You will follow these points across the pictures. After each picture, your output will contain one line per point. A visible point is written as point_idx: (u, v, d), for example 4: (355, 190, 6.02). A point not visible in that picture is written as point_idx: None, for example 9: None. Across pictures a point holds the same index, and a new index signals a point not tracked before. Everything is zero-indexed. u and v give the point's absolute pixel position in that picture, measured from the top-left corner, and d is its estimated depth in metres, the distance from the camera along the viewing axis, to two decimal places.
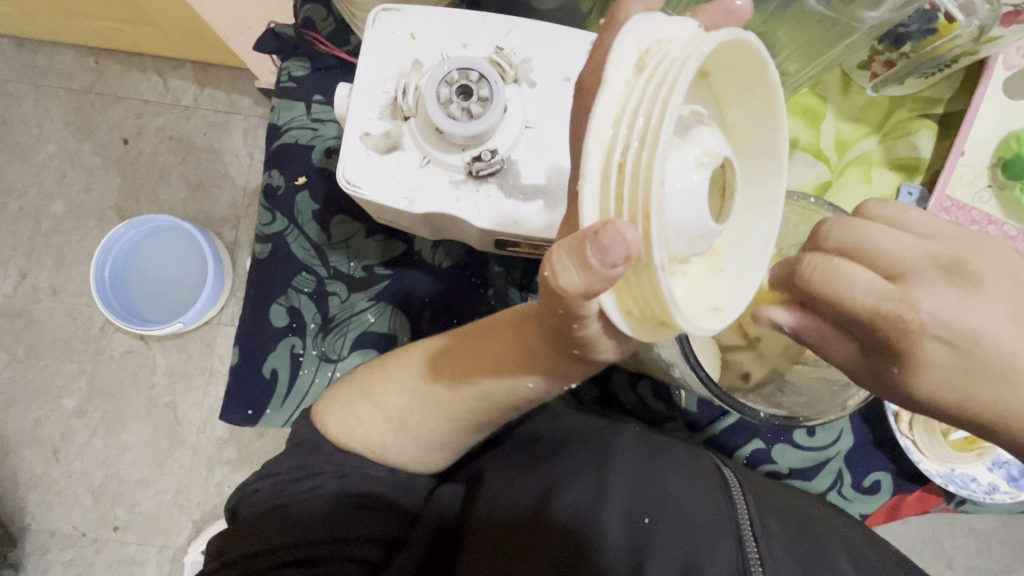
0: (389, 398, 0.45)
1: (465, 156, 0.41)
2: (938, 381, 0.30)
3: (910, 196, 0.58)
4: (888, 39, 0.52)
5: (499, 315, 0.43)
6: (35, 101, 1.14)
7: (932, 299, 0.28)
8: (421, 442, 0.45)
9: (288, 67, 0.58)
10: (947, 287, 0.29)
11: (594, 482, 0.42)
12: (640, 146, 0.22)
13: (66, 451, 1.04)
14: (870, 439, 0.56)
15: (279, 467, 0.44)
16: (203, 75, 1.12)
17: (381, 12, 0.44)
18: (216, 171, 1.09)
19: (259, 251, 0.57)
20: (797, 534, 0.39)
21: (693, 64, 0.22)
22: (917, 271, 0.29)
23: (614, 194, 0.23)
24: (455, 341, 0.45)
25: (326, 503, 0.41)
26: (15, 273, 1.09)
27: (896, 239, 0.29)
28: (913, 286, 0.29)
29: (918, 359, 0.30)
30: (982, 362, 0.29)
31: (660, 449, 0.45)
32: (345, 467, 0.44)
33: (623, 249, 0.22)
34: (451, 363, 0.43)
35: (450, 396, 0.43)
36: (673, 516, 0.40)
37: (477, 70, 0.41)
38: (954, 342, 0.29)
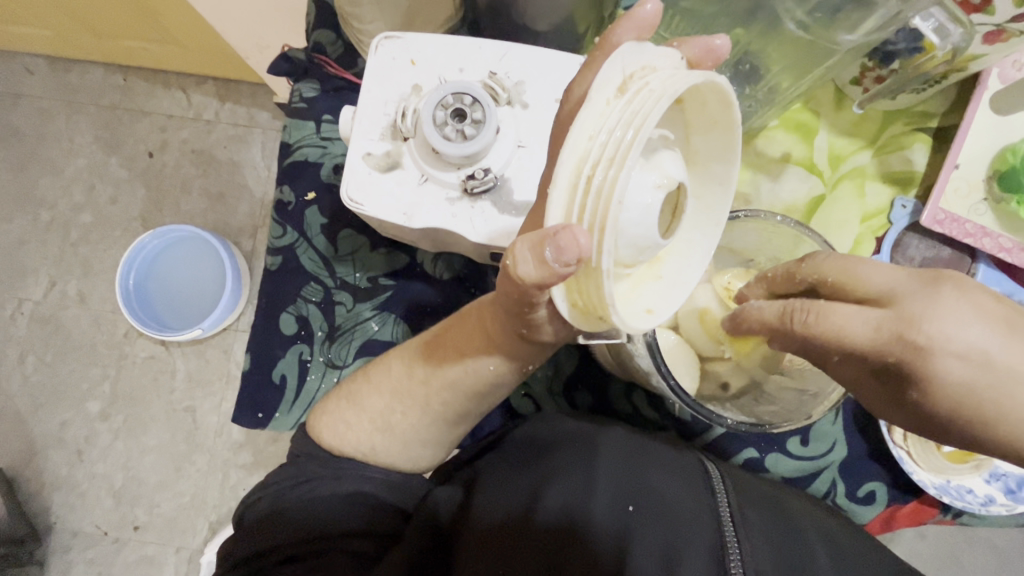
0: (371, 402, 0.48)
1: (460, 174, 0.44)
2: (959, 398, 0.30)
3: (903, 209, 0.59)
4: (877, 56, 0.52)
5: (465, 309, 0.47)
6: (66, 117, 1.20)
7: (934, 317, 0.29)
8: (410, 440, 0.48)
9: (298, 89, 0.61)
10: (944, 300, 0.30)
11: (581, 477, 0.44)
12: (609, 165, 0.24)
13: (90, 453, 1.09)
14: (865, 450, 0.57)
15: (276, 478, 0.46)
16: (224, 91, 1.17)
17: (384, 40, 0.46)
18: (235, 183, 1.14)
19: (270, 263, 0.60)
20: (774, 522, 0.41)
21: (667, 100, 0.24)
22: (903, 292, 0.31)
23: (578, 202, 0.25)
24: (428, 338, 0.48)
25: (320, 504, 0.43)
26: (46, 280, 1.14)
27: (873, 268, 0.32)
28: (905, 307, 0.30)
29: (933, 379, 0.30)
30: (998, 373, 0.29)
31: (644, 447, 0.47)
32: (340, 467, 0.46)
33: (577, 252, 0.24)
34: (426, 359, 0.46)
35: (424, 390, 0.46)
36: (657, 508, 0.42)
37: (471, 94, 0.43)
38: (966, 355, 0.29)
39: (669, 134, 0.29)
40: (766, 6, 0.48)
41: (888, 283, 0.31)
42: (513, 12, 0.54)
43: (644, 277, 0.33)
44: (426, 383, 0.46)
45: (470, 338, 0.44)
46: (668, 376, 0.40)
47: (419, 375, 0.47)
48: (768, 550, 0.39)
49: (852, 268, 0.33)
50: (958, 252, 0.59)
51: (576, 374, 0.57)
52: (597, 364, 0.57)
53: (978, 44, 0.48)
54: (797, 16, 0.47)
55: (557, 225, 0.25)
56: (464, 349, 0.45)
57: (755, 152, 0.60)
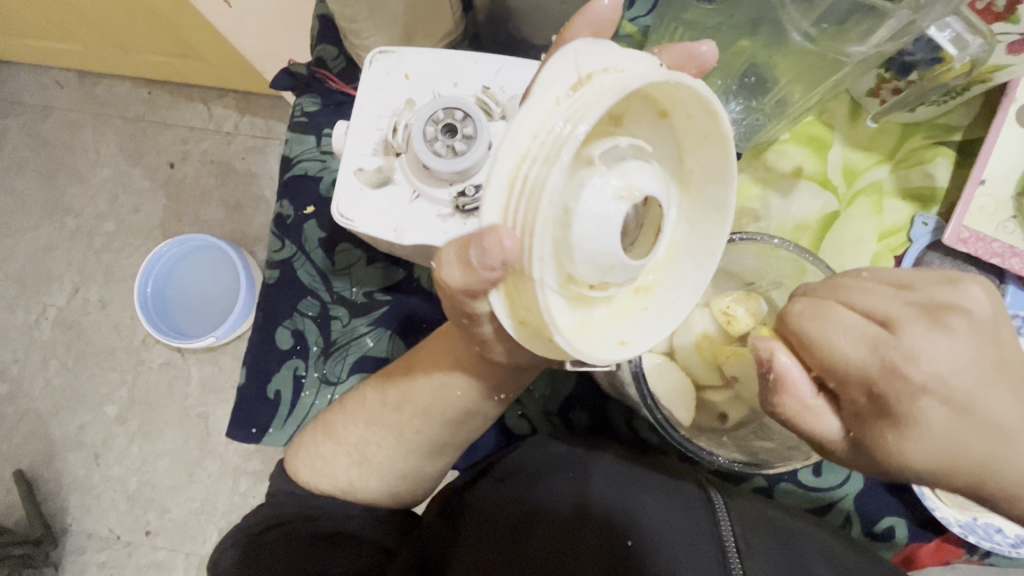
0: (346, 433, 0.47)
1: (452, 190, 0.43)
2: (939, 442, 0.29)
3: (924, 226, 0.56)
4: (893, 67, 0.50)
5: (435, 337, 0.46)
6: (94, 129, 1.24)
7: (933, 354, 0.29)
8: (388, 473, 0.46)
9: (300, 103, 0.61)
10: (939, 336, 0.29)
11: (572, 506, 0.42)
12: (541, 165, 0.23)
13: (106, 456, 1.10)
14: (881, 482, 0.53)
15: (252, 518, 0.45)
16: (243, 103, 1.19)
17: (378, 54, 0.46)
18: (252, 193, 1.15)
19: (268, 276, 0.60)
20: (781, 550, 0.38)
21: (614, 96, 0.23)
22: (906, 320, 0.30)
23: (513, 204, 0.24)
24: (401, 364, 0.47)
25: (298, 545, 0.42)
26: (70, 286, 1.17)
27: (866, 292, 0.31)
28: (910, 335, 0.29)
29: (917, 417, 0.29)
30: (973, 417, 0.29)
31: (639, 472, 0.44)
32: (320, 506, 0.45)
33: (497, 254, 0.24)
34: (396, 387, 0.45)
35: (396, 419, 0.45)
36: (653, 538, 0.39)
37: (462, 108, 0.42)
38: (949, 398, 0.29)
39: (644, 146, 0.28)
40: (769, 21, 0.47)
41: (891, 308, 0.30)
42: (512, 24, 0.53)
43: (627, 308, 0.32)
44: (398, 411, 0.45)
45: (440, 365, 0.44)
46: (652, 407, 0.39)
47: (390, 402, 0.45)
48: None
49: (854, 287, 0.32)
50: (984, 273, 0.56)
51: (575, 395, 0.56)
52: (596, 385, 0.55)
53: (1001, 54, 0.45)
54: (802, 27, 0.45)
55: (485, 226, 0.25)
56: (433, 378, 0.44)
57: (765, 166, 0.57)
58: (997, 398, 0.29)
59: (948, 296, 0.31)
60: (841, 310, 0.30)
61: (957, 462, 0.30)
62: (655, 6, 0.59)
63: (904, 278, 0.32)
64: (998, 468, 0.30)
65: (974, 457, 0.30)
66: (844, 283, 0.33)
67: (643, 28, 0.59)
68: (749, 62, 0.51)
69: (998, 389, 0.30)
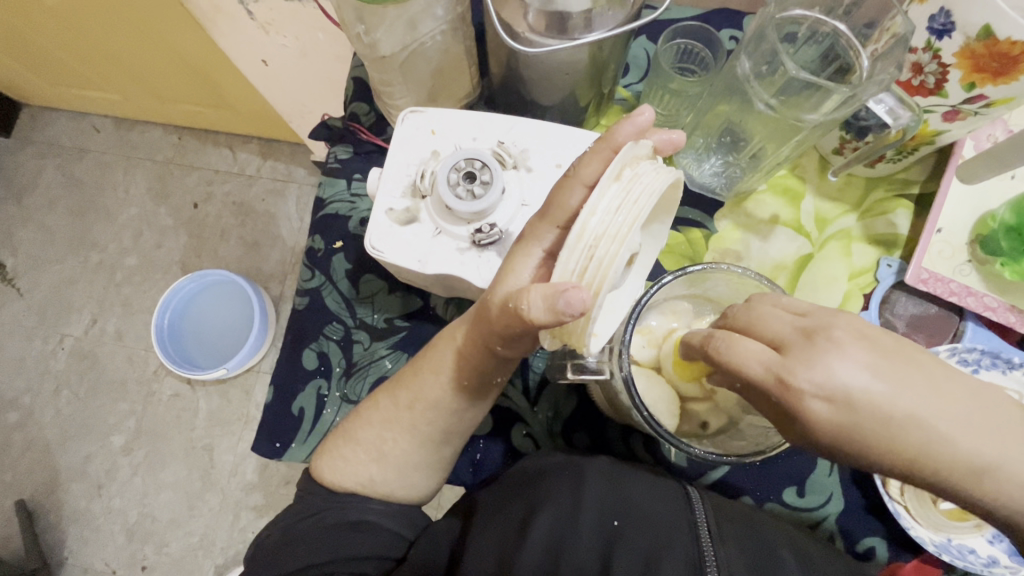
0: (364, 435, 0.51)
1: (470, 228, 0.49)
2: (835, 438, 0.30)
3: (889, 268, 0.62)
4: (852, 130, 0.57)
5: (439, 336, 0.51)
6: (125, 171, 1.33)
7: (812, 367, 0.30)
8: (402, 465, 0.51)
9: (334, 152, 0.70)
10: (812, 349, 0.30)
11: (568, 497, 0.46)
12: (611, 240, 0.29)
13: (109, 487, 1.13)
14: (860, 503, 0.57)
15: (287, 511, 0.50)
16: (265, 149, 1.29)
17: (409, 113, 0.54)
18: (271, 233, 1.24)
19: (298, 303, 0.66)
20: (750, 537, 0.43)
21: (656, 195, 0.30)
22: (790, 340, 0.32)
23: (585, 267, 0.30)
24: (413, 364, 0.52)
25: (326, 532, 0.47)
26: (88, 318, 1.23)
27: (771, 319, 0.33)
28: (795, 355, 0.30)
29: (805, 418, 0.30)
30: (859, 412, 0.30)
31: (628, 470, 0.49)
32: (345, 497, 0.49)
33: (582, 305, 0.28)
34: (408, 382, 0.51)
35: (409, 415, 0.50)
36: (637, 520, 0.44)
37: (480, 159, 0.50)
38: (831, 396, 0.30)
39: None
40: (740, 91, 0.54)
41: (783, 330, 0.32)
42: (522, 88, 0.61)
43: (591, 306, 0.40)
44: (411, 408, 0.50)
45: (450, 357, 0.49)
46: (642, 408, 0.44)
47: (403, 402, 0.50)
48: (744, 562, 0.40)
49: (758, 312, 0.34)
50: (946, 310, 0.62)
51: (576, 414, 0.61)
52: (596, 407, 0.60)
53: (939, 121, 0.52)
54: (764, 98, 0.52)
55: (563, 282, 0.30)
56: (442, 366, 0.49)
57: (745, 214, 0.65)
58: (881, 391, 0.30)
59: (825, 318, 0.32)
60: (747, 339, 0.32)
61: (860, 449, 0.30)
62: (646, 73, 0.69)
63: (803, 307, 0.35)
64: (901, 448, 0.30)
65: (877, 446, 0.30)
66: (757, 310, 0.34)
67: (635, 93, 0.69)
68: (726, 123, 0.59)
69: (890, 385, 0.30)
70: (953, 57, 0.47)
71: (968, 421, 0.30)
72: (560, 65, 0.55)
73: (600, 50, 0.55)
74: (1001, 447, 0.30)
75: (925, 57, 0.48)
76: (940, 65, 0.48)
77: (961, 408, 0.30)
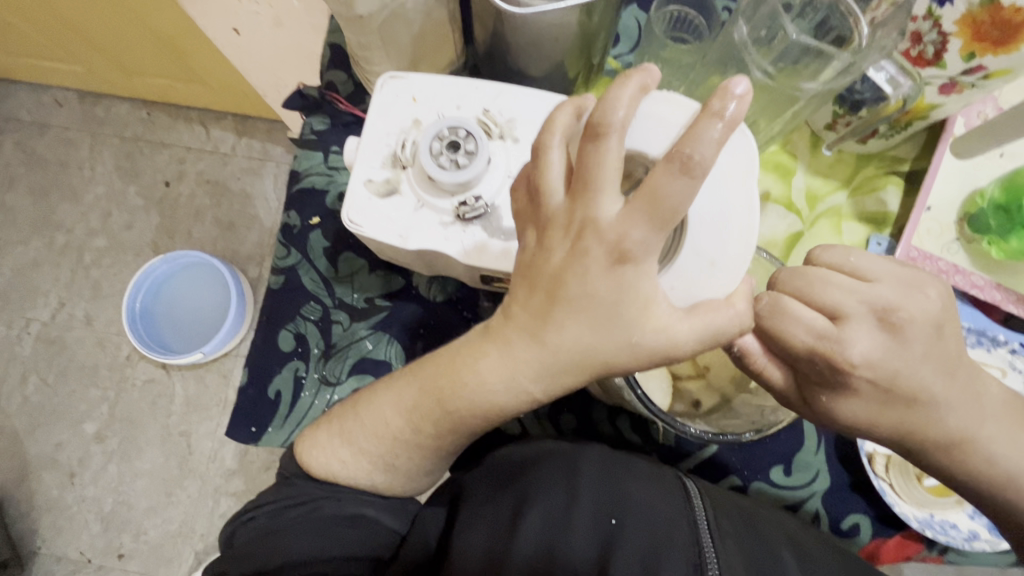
0: (370, 445, 0.45)
1: (454, 201, 0.47)
2: (865, 406, 0.37)
3: (879, 246, 0.61)
4: (846, 104, 0.55)
5: (461, 374, 0.38)
6: (90, 147, 1.27)
7: (864, 345, 0.35)
8: (413, 473, 0.47)
9: (310, 122, 0.66)
10: (872, 331, 0.35)
11: (563, 494, 0.46)
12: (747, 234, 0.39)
13: (82, 476, 1.09)
14: (846, 481, 0.57)
15: (273, 496, 0.47)
16: (240, 126, 1.23)
17: (388, 79, 0.51)
18: (247, 213, 1.19)
19: (273, 282, 0.63)
20: (747, 535, 0.43)
21: None
22: (852, 316, 0.35)
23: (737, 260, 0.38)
24: (433, 406, 0.40)
25: (320, 528, 0.45)
26: (55, 302, 1.18)
27: (836, 290, 0.35)
28: (851, 331, 0.35)
29: (847, 391, 0.36)
30: (893, 391, 0.36)
31: (625, 462, 0.48)
32: (342, 489, 0.47)
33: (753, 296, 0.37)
34: (430, 418, 0.41)
35: (434, 441, 0.43)
36: (636, 517, 0.43)
37: (465, 128, 0.47)
38: (876, 378, 0.36)
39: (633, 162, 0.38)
40: (735, 59, 0.52)
41: (845, 299, 0.35)
42: (509, 57, 0.58)
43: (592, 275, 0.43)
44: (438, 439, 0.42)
45: (506, 403, 0.36)
46: (637, 388, 0.45)
47: (426, 431, 0.42)
48: (742, 562, 0.40)
49: (818, 276, 0.36)
50: None
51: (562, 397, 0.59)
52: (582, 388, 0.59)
53: (935, 94, 0.51)
54: (761, 65, 0.50)
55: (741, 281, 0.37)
56: (491, 413, 0.38)
57: None
58: (917, 374, 0.36)
59: (899, 297, 0.35)
60: (800, 302, 0.35)
61: (876, 418, 0.38)
62: (637, 44, 0.66)
63: (871, 273, 0.37)
64: (903, 420, 0.38)
65: (891, 419, 0.37)
66: (817, 275, 0.36)
67: (626, 64, 0.66)
68: None
69: (915, 365, 0.36)
70: (954, 25, 0.45)
71: (957, 397, 0.38)
72: (549, 30, 0.52)
73: (590, 17, 0.52)
74: (974, 425, 0.38)
75: (925, 25, 0.47)
76: (941, 34, 0.46)
77: (966, 386, 0.38)
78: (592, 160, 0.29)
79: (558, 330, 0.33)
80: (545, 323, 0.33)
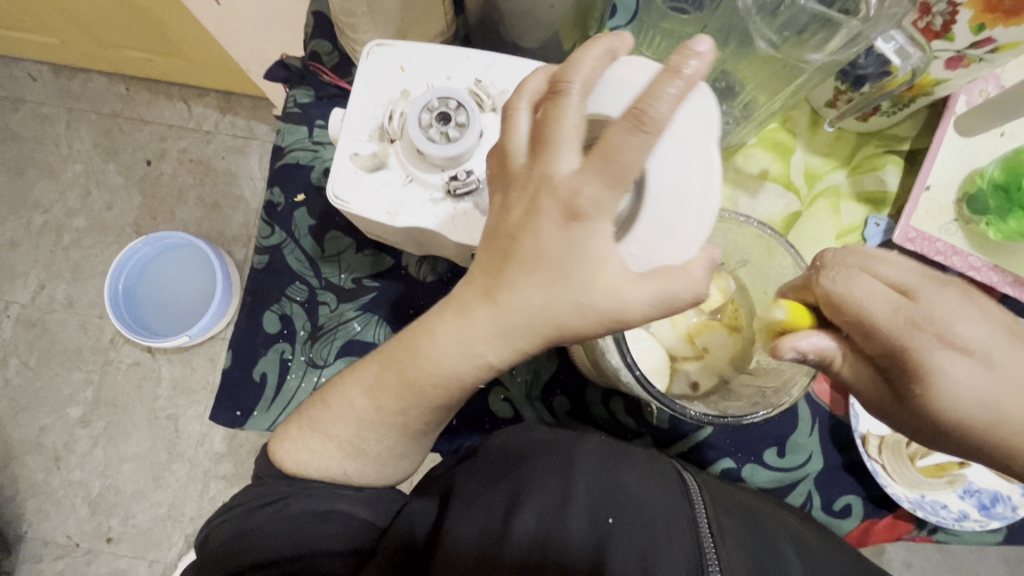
0: (336, 430, 0.45)
1: (444, 176, 0.45)
2: (968, 393, 0.32)
3: (876, 227, 0.60)
4: (848, 79, 0.54)
5: (420, 340, 0.38)
6: (67, 124, 1.22)
7: (942, 313, 0.32)
8: (381, 459, 0.46)
9: (293, 95, 0.64)
10: (955, 300, 0.33)
11: (558, 490, 0.45)
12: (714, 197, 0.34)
13: (67, 460, 1.07)
14: (838, 462, 0.57)
15: (241, 499, 0.46)
16: (224, 103, 1.19)
17: (375, 47, 0.48)
18: (232, 193, 1.15)
19: (257, 261, 0.61)
20: (748, 531, 0.42)
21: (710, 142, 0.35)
22: (921, 287, 0.34)
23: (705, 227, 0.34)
24: (392, 379, 0.40)
25: (290, 525, 0.43)
26: (35, 284, 1.14)
27: (894, 266, 0.35)
28: (926, 300, 0.33)
29: (941, 373, 0.32)
30: (995, 372, 0.31)
31: (623, 454, 0.48)
32: (311, 486, 0.45)
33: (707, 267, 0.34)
34: (392, 394, 0.41)
35: (397, 420, 0.42)
36: (635, 516, 0.43)
37: (456, 99, 0.45)
38: (966, 354, 0.32)
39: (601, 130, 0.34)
40: (739, 28, 0.50)
41: (909, 277, 0.34)
42: (501, 28, 0.56)
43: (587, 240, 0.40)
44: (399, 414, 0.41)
45: (462, 372, 0.36)
46: (633, 369, 0.43)
47: (386, 407, 0.42)
48: (745, 561, 0.39)
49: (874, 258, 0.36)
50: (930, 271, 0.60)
51: (555, 380, 0.59)
52: (576, 371, 0.58)
53: (941, 68, 0.50)
54: (766, 35, 0.48)
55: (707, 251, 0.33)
56: (449, 381, 0.37)
57: (735, 169, 0.62)
58: (1017, 352, 0.32)
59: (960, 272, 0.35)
60: (869, 278, 0.35)
61: (982, 413, 0.32)
62: (634, 16, 0.64)
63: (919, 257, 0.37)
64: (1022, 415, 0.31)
65: (1003, 411, 0.31)
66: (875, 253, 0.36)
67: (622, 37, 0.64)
68: (719, 67, 0.55)
69: (1003, 345, 0.32)
70: None
71: None
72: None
73: None
74: None
75: None
76: (949, 4, 0.45)
77: None
78: (556, 120, 0.30)
79: (509, 291, 0.33)
80: (499, 283, 0.33)
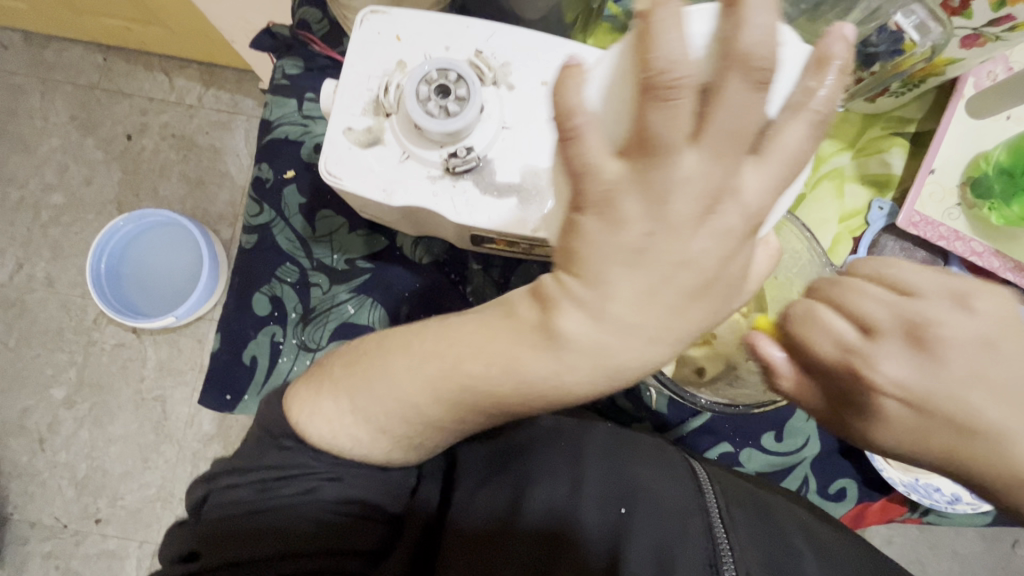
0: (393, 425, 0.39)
1: (442, 153, 0.43)
2: (905, 440, 0.27)
3: (879, 211, 0.60)
4: (857, 60, 0.50)
5: (523, 376, 0.32)
6: (41, 95, 1.16)
7: (890, 359, 0.27)
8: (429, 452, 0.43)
9: (282, 65, 0.61)
10: (914, 346, 0.26)
11: (568, 480, 0.44)
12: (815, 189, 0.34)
13: (52, 442, 1.05)
14: (835, 446, 0.57)
15: (258, 463, 0.41)
16: (207, 76, 1.14)
17: (369, 15, 0.45)
18: (217, 170, 1.11)
19: (246, 241, 0.59)
20: (757, 520, 0.42)
21: None
22: (891, 327, 0.27)
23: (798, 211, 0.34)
24: (466, 394, 0.36)
25: (317, 511, 0.40)
26: (12, 262, 1.10)
27: (871, 297, 0.28)
28: (882, 346, 0.27)
29: (878, 417, 0.27)
30: (941, 423, 0.26)
31: (628, 443, 0.48)
32: (343, 464, 0.41)
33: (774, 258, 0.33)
34: (483, 412, 0.37)
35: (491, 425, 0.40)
36: (647, 506, 0.42)
37: (455, 71, 0.42)
38: (911, 401, 0.26)
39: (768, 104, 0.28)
40: None
41: (883, 310, 0.27)
42: None
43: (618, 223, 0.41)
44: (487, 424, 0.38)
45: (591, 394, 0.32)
46: None
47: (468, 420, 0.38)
48: (758, 554, 0.39)
49: (852, 285, 0.28)
50: (931, 256, 0.60)
51: None
52: None
53: (956, 48, 0.48)
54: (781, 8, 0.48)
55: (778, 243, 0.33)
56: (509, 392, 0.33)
57: None
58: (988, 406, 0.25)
59: (956, 300, 0.26)
60: (834, 311, 0.28)
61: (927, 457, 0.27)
62: None
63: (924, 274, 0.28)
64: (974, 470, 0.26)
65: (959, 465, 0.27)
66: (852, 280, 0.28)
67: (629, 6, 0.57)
68: None
69: (968, 393, 0.26)
70: None
71: None
72: None
73: None
74: None
75: None
76: None
77: None
78: (737, 117, 0.24)
79: (679, 323, 0.28)
80: (664, 317, 0.28)
